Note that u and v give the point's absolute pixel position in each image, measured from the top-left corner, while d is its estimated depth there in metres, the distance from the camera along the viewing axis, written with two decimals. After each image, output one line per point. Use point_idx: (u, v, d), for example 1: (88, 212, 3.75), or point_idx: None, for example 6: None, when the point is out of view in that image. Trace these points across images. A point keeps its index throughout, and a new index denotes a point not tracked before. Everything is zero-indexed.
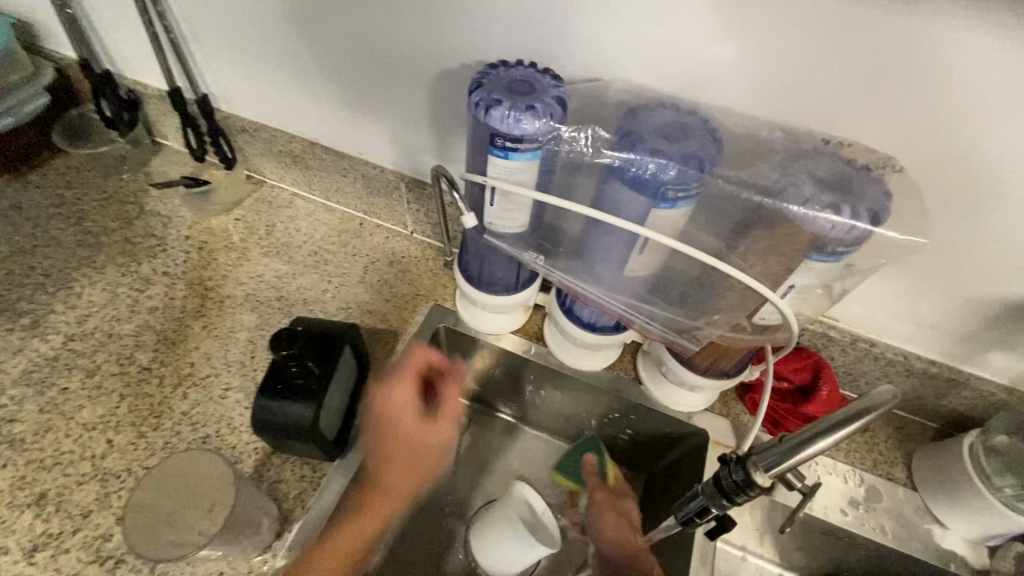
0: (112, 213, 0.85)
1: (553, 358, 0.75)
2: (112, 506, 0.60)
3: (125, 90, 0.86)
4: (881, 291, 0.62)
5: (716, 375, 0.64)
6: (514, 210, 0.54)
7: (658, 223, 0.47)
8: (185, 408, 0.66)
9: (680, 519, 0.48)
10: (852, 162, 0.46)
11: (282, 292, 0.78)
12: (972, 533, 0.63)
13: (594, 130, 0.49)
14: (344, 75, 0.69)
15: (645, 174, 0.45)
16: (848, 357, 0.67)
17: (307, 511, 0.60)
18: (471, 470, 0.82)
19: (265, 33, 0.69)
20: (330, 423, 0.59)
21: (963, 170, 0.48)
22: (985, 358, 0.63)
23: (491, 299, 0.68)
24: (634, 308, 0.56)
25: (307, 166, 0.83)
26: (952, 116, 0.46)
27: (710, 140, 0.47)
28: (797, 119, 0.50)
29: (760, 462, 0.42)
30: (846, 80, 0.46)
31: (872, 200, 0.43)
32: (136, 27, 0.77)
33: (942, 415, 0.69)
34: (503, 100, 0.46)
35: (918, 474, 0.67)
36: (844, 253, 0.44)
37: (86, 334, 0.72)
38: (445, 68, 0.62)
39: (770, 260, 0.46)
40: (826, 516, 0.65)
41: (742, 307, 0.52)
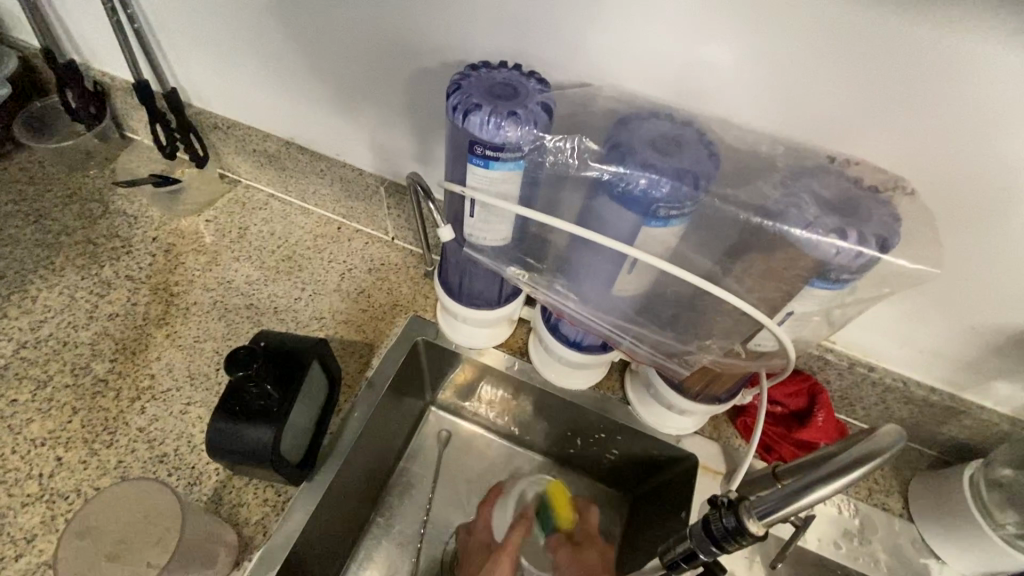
0: (75, 212, 0.80)
1: (537, 375, 0.71)
2: (58, 530, 0.56)
3: (91, 82, 0.81)
4: (881, 315, 0.59)
5: (708, 400, 0.60)
6: (495, 222, 0.50)
7: (649, 242, 0.44)
8: (142, 424, 0.62)
9: (665, 565, 0.44)
10: (857, 182, 0.43)
11: (252, 299, 0.73)
12: (970, 569, 0.60)
13: (582, 140, 0.45)
14: (321, 71, 0.65)
15: (635, 189, 0.41)
16: (845, 381, 0.64)
17: (268, 539, 0.56)
18: (450, 488, 0.78)
19: (237, 25, 0.65)
20: (292, 446, 0.55)
21: (977, 192, 0.45)
22: (988, 387, 0.60)
23: (472, 313, 0.65)
24: (621, 329, 0.52)
25: (283, 166, 0.79)
26: (966, 135, 0.43)
27: (706, 153, 0.43)
28: (799, 132, 0.47)
29: (756, 507, 0.38)
30: (855, 92, 0.43)
31: (879, 223, 0.40)
32: (102, 16, 0.73)
33: (941, 443, 0.66)
34: (483, 105, 0.43)
35: (916, 505, 0.64)
36: (848, 280, 0.40)
37: (40, 341, 0.68)
38: (426, 68, 0.58)
39: (768, 285, 0.43)
40: (819, 549, 0.62)
41: (737, 332, 0.49)
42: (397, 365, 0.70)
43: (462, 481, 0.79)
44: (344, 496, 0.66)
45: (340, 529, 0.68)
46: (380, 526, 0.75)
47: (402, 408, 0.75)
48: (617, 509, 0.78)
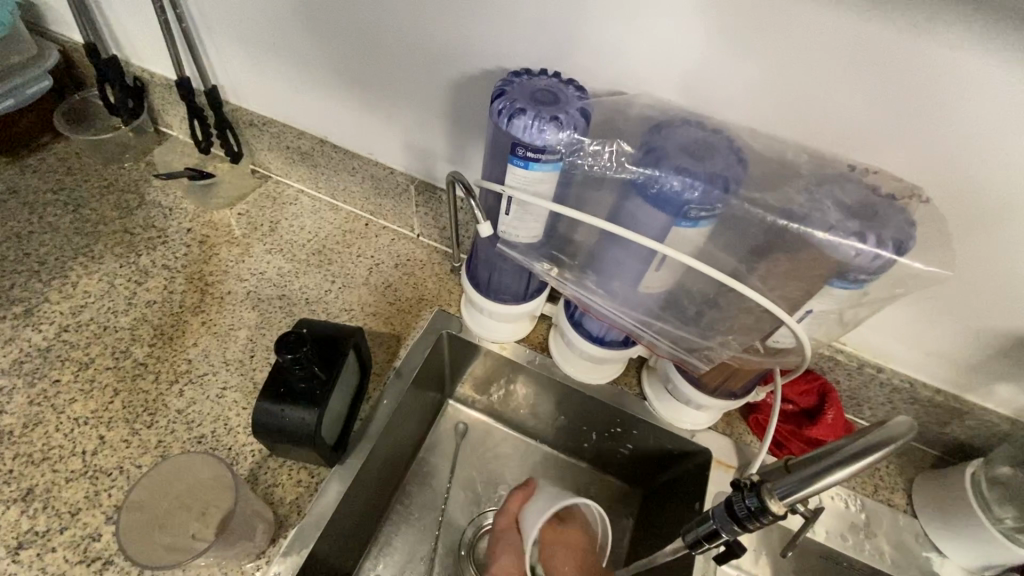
0: (112, 202, 0.83)
1: (557, 369, 0.74)
2: (101, 504, 0.58)
3: (131, 77, 0.84)
4: (890, 318, 0.62)
5: (723, 395, 0.63)
6: (529, 219, 0.53)
7: (677, 241, 0.47)
8: (181, 406, 0.65)
9: (688, 543, 0.48)
10: (875, 190, 0.46)
11: (284, 290, 0.76)
12: (972, 563, 0.63)
13: (617, 144, 0.48)
14: (359, 73, 0.68)
15: (668, 191, 0.44)
16: (854, 381, 0.67)
17: (302, 518, 0.59)
18: (468, 479, 0.80)
19: (280, 28, 0.68)
20: (329, 429, 0.58)
21: (986, 201, 0.48)
22: (990, 389, 0.63)
23: (499, 308, 0.67)
24: (645, 324, 0.55)
25: (315, 163, 0.82)
26: (976, 149, 0.46)
27: (734, 160, 0.46)
28: (819, 142, 0.50)
29: (775, 488, 0.42)
30: (875, 106, 0.46)
31: (897, 228, 0.43)
32: (147, 16, 0.76)
33: (944, 443, 0.69)
34: (527, 109, 0.46)
35: (920, 502, 0.67)
36: (865, 280, 0.44)
37: (81, 326, 0.70)
38: (464, 73, 0.61)
39: (790, 284, 0.46)
40: (827, 541, 0.65)
41: (757, 329, 0.52)
42: (424, 357, 0.72)
43: (480, 471, 0.81)
44: (371, 481, 0.69)
45: (365, 513, 0.70)
46: (400, 512, 0.77)
47: (424, 399, 0.78)
48: (629, 502, 0.80)
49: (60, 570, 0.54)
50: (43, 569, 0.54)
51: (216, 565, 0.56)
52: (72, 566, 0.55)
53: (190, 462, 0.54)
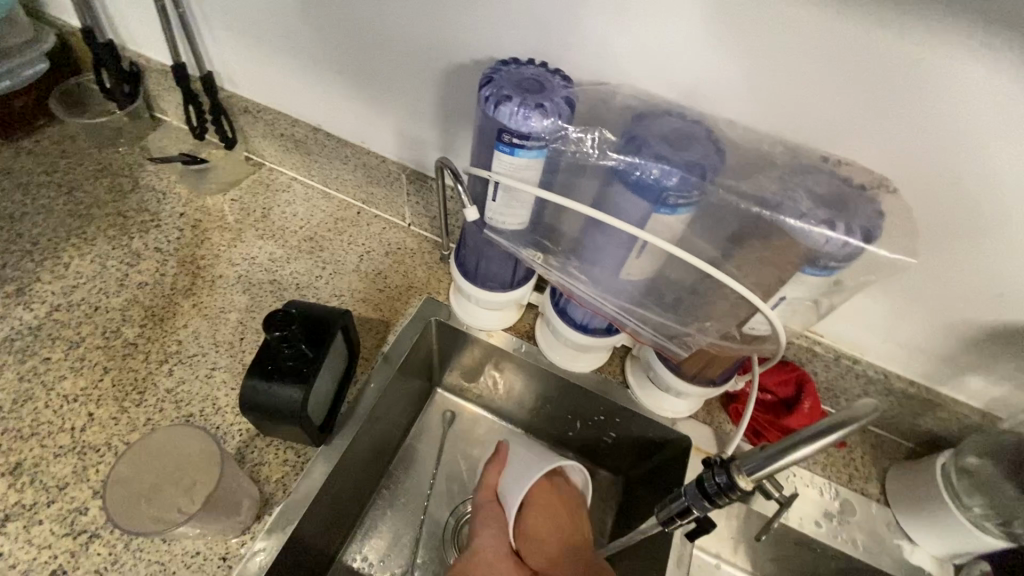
0: (106, 186, 0.84)
1: (542, 357, 0.75)
2: (89, 479, 0.59)
3: (127, 63, 0.85)
4: (865, 311, 0.64)
5: (703, 383, 0.65)
6: (515, 206, 0.54)
7: (657, 228, 0.48)
8: (170, 385, 0.66)
9: (661, 520, 0.51)
10: (846, 182, 0.48)
11: (275, 275, 0.77)
12: (940, 550, 0.65)
13: (601, 133, 0.50)
14: (352, 62, 0.69)
15: (648, 178, 0.46)
16: (830, 373, 0.69)
17: (287, 496, 0.60)
18: (454, 465, 0.81)
19: (275, 15, 0.69)
20: (316, 408, 0.59)
21: (956, 195, 0.50)
22: (961, 382, 0.65)
23: (486, 295, 0.69)
24: (627, 311, 0.57)
25: (309, 151, 0.83)
26: (944, 144, 0.48)
27: (712, 150, 0.48)
28: (797, 136, 0.51)
29: (743, 465, 0.44)
30: (850, 101, 0.48)
31: (865, 218, 0.45)
32: (144, 1, 0.77)
33: (917, 434, 0.71)
34: (513, 97, 0.47)
35: (892, 491, 0.69)
36: (836, 268, 0.45)
37: (72, 305, 0.71)
38: (455, 63, 0.62)
39: (764, 270, 0.48)
40: (801, 527, 0.67)
41: (734, 315, 0.53)
42: (412, 342, 0.74)
43: (465, 458, 0.82)
44: (357, 463, 0.70)
45: (351, 495, 0.71)
46: (386, 497, 0.78)
47: (413, 384, 0.79)
48: (611, 490, 0.82)
49: (47, 542, 0.55)
50: (30, 541, 0.55)
51: (201, 540, 0.57)
52: (58, 538, 0.55)
53: (190, 434, 0.55)
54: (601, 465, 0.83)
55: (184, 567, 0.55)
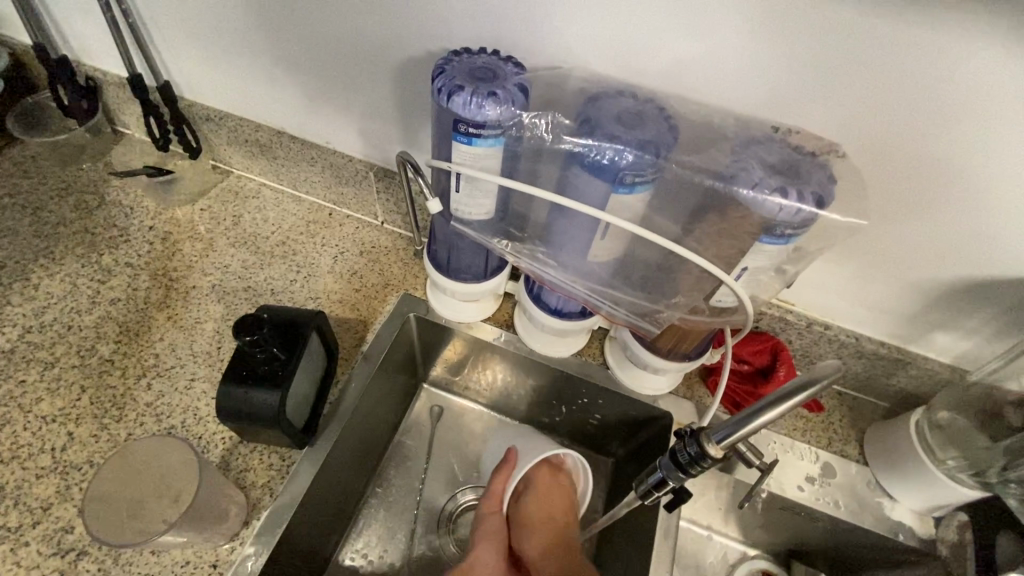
0: (71, 204, 0.83)
1: (522, 345, 0.76)
2: (73, 498, 0.59)
3: (83, 77, 0.84)
4: (832, 276, 0.65)
5: (679, 358, 0.66)
6: (479, 196, 0.55)
7: (618, 207, 0.49)
8: (149, 399, 0.66)
9: (639, 494, 0.52)
10: (799, 149, 0.49)
11: (249, 282, 0.77)
12: (918, 505, 0.66)
13: (556, 116, 0.50)
14: (308, 63, 0.68)
15: (603, 159, 0.46)
16: (804, 340, 0.70)
17: (275, 499, 0.60)
18: (443, 459, 0.82)
19: (226, 19, 0.68)
20: (296, 411, 0.60)
21: (908, 156, 0.51)
22: (930, 339, 0.67)
23: (460, 287, 0.69)
24: (597, 292, 0.58)
25: (275, 155, 0.82)
26: (892, 110, 0.48)
27: (666, 127, 0.49)
28: (751, 107, 0.52)
29: (712, 433, 0.45)
30: (800, 70, 0.48)
31: (817, 183, 0.45)
32: (95, 14, 0.76)
33: (891, 394, 0.73)
34: (465, 86, 0.47)
35: (870, 451, 0.70)
36: (792, 235, 0.46)
37: (44, 327, 0.70)
38: (411, 57, 0.62)
39: (723, 243, 0.49)
40: (783, 492, 0.68)
41: (700, 289, 0.54)
42: (391, 339, 0.74)
43: (454, 451, 0.83)
44: (344, 463, 0.70)
45: (343, 495, 0.72)
46: (377, 495, 0.78)
47: (397, 381, 0.79)
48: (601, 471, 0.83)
49: (35, 563, 0.55)
50: (18, 563, 0.55)
51: (190, 549, 0.57)
52: (47, 558, 0.55)
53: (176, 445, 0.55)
54: (590, 448, 0.84)
55: None
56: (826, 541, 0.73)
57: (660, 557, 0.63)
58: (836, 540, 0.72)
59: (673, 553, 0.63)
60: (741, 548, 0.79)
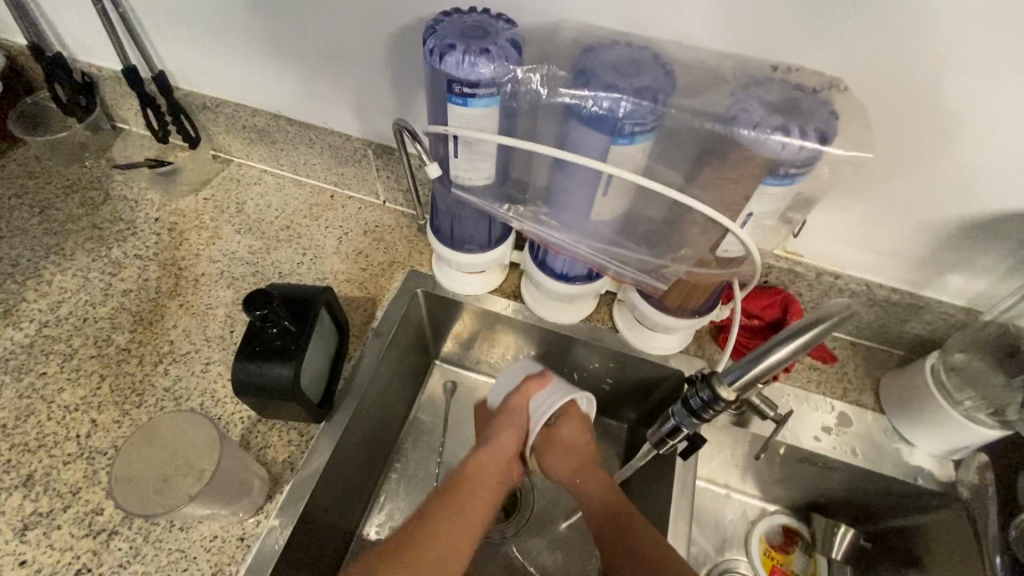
0: (77, 201, 0.83)
1: (531, 314, 0.76)
2: (100, 481, 0.60)
3: (79, 74, 0.84)
4: (840, 223, 0.64)
5: (689, 315, 0.66)
6: (478, 159, 0.54)
7: (618, 159, 0.49)
8: (168, 384, 0.67)
9: (654, 443, 0.54)
10: (799, 87, 0.48)
11: (256, 266, 0.78)
12: (937, 449, 0.66)
13: (550, 71, 0.49)
14: (298, 41, 0.68)
15: (601, 110, 0.46)
16: (814, 291, 0.70)
17: (296, 473, 0.61)
18: (459, 432, 0.82)
19: (213, 2, 0.68)
20: (312, 386, 0.60)
21: (911, 89, 0.50)
22: (943, 282, 0.66)
23: (466, 258, 0.69)
24: (603, 250, 0.58)
25: (273, 140, 0.82)
26: (893, 40, 0.47)
27: (663, 74, 0.48)
28: (749, 50, 0.51)
29: (725, 376, 0.45)
30: (798, 6, 0.47)
31: (820, 119, 0.45)
32: (86, 8, 0.76)
33: (906, 341, 0.72)
34: (456, 45, 0.47)
35: (886, 399, 0.70)
36: (796, 174, 0.45)
37: (61, 320, 0.72)
38: (402, 25, 0.61)
39: (727, 188, 0.48)
40: (800, 443, 0.68)
41: (706, 240, 0.54)
42: (400, 315, 0.74)
43: (469, 424, 0.83)
44: (362, 439, 0.71)
45: (363, 470, 0.73)
46: (396, 469, 0.79)
47: (409, 357, 0.80)
48: (616, 436, 0.83)
49: (69, 544, 0.57)
50: (52, 544, 0.57)
51: (218, 524, 0.59)
52: (79, 539, 0.57)
53: (193, 421, 0.56)
54: (604, 414, 0.84)
55: (204, 551, 0.57)
56: (846, 491, 0.73)
57: (679, 512, 0.64)
58: (856, 489, 0.72)
59: (691, 506, 0.64)
60: (761, 504, 0.79)
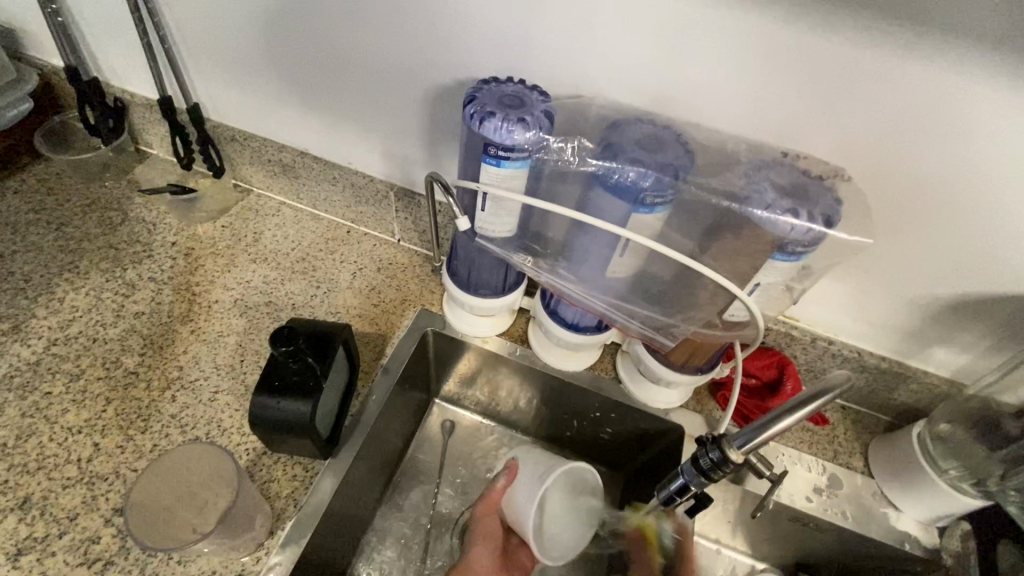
0: (95, 220, 0.85)
1: (537, 359, 0.78)
2: (99, 508, 0.59)
3: (112, 99, 0.87)
4: (835, 294, 0.68)
5: (691, 371, 0.68)
6: (503, 214, 0.57)
7: (638, 226, 0.52)
8: (174, 410, 0.67)
9: (661, 500, 0.55)
10: (806, 173, 0.52)
11: (270, 297, 0.79)
12: (923, 516, 0.68)
13: (579, 141, 0.53)
14: (334, 87, 0.72)
15: (626, 181, 0.50)
16: (809, 354, 0.73)
17: (299, 509, 0.61)
18: (456, 473, 0.83)
19: (257, 46, 0.72)
20: (323, 422, 0.61)
21: (904, 181, 0.55)
22: (929, 354, 0.70)
23: (479, 302, 0.72)
24: (615, 306, 0.60)
25: (296, 175, 0.85)
26: (890, 137, 0.52)
27: (683, 152, 0.52)
28: (760, 135, 0.56)
29: (733, 439, 0.49)
30: (805, 103, 0.52)
31: (825, 205, 0.49)
32: (129, 39, 0.79)
33: (894, 407, 0.75)
34: (496, 112, 0.50)
35: (875, 463, 0.73)
36: (802, 252, 0.49)
37: (69, 339, 0.72)
38: (437, 84, 0.65)
39: (737, 259, 0.52)
40: (793, 503, 0.70)
41: (714, 303, 0.57)
42: (410, 353, 0.76)
43: (466, 465, 0.84)
44: (363, 475, 0.71)
45: (361, 508, 0.73)
46: (393, 508, 0.79)
47: (413, 395, 0.81)
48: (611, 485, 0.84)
49: (62, 572, 0.56)
50: (45, 572, 0.55)
51: (217, 558, 0.58)
52: (73, 568, 0.56)
53: (205, 453, 0.56)
54: (601, 462, 0.85)
55: None
56: (834, 553, 0.74)
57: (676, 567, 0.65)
58: (844, 551, 0.73)
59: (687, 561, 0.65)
60: (751, 562, 0.80)
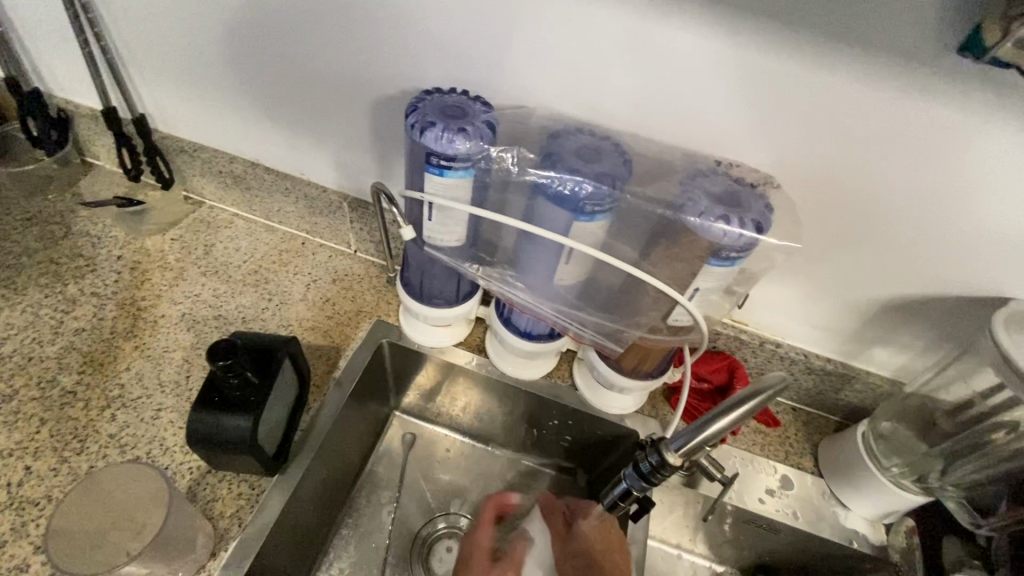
0: (36, 234, 0.82)
1: (494, 369, 0.78)
2: (29, 534, 0.57)
3: (55, 110, 0.85)
4: (780, 298, 0.70)
5: (642, 377, 0.69)
6: (450, 223, 0.57)
7: (579, 234, 0.53)
8: (113, 430, 0.64)
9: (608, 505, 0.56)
10: (740, 181, 0.54)
11: (219, 310, 0.77)
12: (871, 513, 0.70)
13: (521, 151, 0.54)
14: (283, 97, 0.71)
15: (565, 190, 0.51)
16: (758, 358, 0.75)
17: (243, 529, 0.60)
18: (415, 486, 0.81)
19: (202, 55, 0.71)
20: (269, 438, 0.60)
21: (836, 187, 0.57)
22: (870, 355, 0.72)
23: (433, 312, 0.71)
24: (564, 313, 0.61)
25: (248, 186, 0.84)
26: (820, 145, 0.54)
27: (621, 162, 0.53)
28: (699, 144, 0.57)
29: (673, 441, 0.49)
30: (738, 112, 0.54)
31: (757, 211, 0.51)
32: (71, 49, 0.77)
33: (841, 408, 0.78)
34: (436, 122, 0.51)
35: (824, 463, 0.74)
36: (737, 257, 0.50)
37: (3, 358, 0.69)
38: (384, 95, 0.66)
39: (676, 265, 0.53)
40: (745, 505, 0.71)
41: (658, 309, 0.58)
42: (364, 365, 0.75)
43: (426, 478, 0.83)
44: (315, 491, 0.69)
45: (314, 525, 0.71)
46: (348, 525, 0.77)
47: (369, 408, 0.80)
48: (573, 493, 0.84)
49: None
50: None
51: None
52: None
53: (140, 473, 0.55)
54: (561, 470, 0.85)
55: None
56: (788, 553, 0.75)
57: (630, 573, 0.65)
58: (798, 551, 0.74)
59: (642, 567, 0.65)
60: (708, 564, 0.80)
